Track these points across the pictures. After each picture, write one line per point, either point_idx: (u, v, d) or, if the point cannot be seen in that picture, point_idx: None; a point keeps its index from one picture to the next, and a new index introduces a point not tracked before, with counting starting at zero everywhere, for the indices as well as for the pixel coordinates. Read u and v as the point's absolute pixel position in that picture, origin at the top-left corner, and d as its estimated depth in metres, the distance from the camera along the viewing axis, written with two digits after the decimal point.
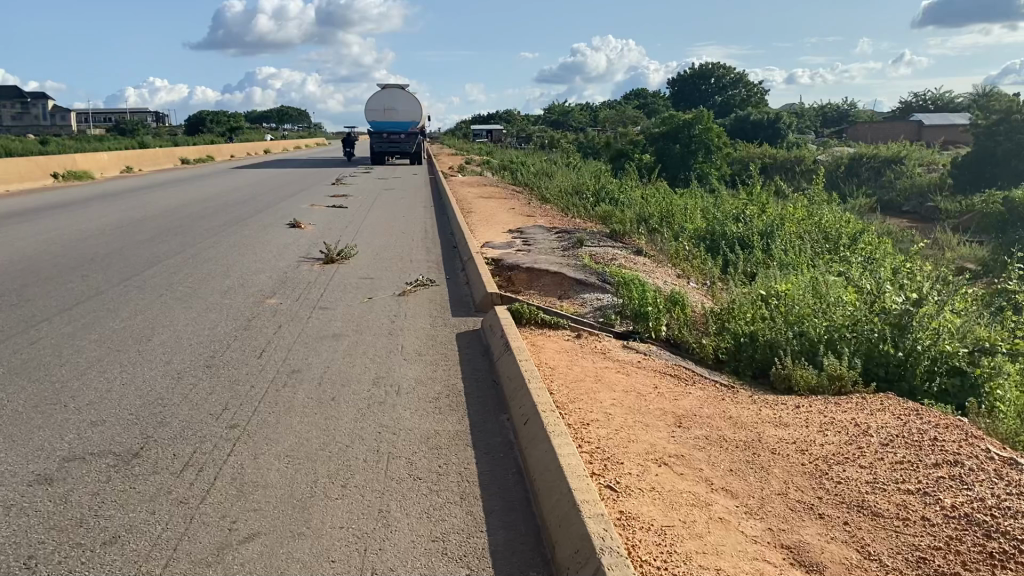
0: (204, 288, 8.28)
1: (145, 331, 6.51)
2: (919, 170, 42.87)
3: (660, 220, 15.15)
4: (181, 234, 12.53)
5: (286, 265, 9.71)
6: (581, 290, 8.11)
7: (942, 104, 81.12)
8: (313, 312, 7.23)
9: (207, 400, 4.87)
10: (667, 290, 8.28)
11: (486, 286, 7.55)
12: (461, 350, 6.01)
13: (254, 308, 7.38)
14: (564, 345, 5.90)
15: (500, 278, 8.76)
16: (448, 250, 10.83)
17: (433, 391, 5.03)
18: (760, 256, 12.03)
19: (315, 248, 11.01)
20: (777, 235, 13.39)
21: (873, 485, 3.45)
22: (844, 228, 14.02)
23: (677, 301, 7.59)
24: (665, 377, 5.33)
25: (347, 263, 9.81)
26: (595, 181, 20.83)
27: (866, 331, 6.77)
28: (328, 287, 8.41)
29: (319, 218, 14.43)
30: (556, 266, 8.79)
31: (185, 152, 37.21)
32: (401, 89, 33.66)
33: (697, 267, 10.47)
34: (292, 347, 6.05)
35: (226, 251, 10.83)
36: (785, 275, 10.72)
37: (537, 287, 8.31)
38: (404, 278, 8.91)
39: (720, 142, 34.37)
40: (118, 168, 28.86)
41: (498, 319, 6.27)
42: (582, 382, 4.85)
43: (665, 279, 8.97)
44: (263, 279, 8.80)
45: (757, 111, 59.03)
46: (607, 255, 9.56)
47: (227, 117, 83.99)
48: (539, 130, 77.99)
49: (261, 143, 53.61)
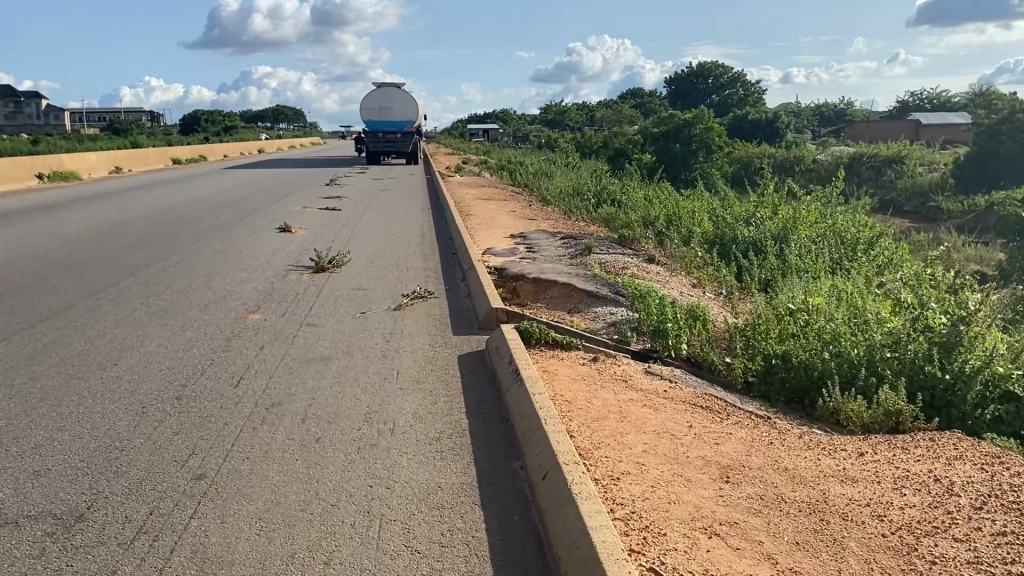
0: (183, 302, 7.62)
1: (111, 354, 5.86)
2: (920, 169, 42.46)
3: (667, 222, 14.55)
4: (165, 239, 11.85)
5: (272, 275, 9.05)
6: (592, 303, 7.48)
7: (940, 104, 80.84)
8: (299, 330, 6.58)
9: (173, 442, 4.23)
10: (686, 303, 7.64)
11: (490, 301, 6.91)
12: (464, 375, 5.38)
13: (236, 326, 6.73)
14: (580, 371, 5.26)
15: (505, 289, 8.13)
16: (447, 257, 10.19)
17: (434, 429, 4.39)
18: (775, 263, 11.42)
19: (306, 255, 10.36)
20: (791, 239, 12.79)
21: (976, 566, 2.83)
22: (860, 232, 13.41)
23: (698, 317, 6.96)
24: (698, 411, 4.69)
25: (339, 272, 9.17)
26: (596, 182, 20.19)
27: (910, 350, 6.12)
28: (317, 300, 7.76)
29: (312, 222, 13.77)
30: (565, 276, 8.16)
31: (177, 151, 36.51)
32: (396, 87, 33.02)
33: (711, 275, 9.84)
34: (274, 374, 5.40)
35: (212, 259, 10.17)
36: (805, 284, 10.10)
37: (544, 300, 7.67)
38: (400, 289, 8.27)
39: (721, 142, 33.87)
40: (107, 168, 28.15)
41: (505, 340, 5.62)
42: (606, 421, 4.21)
43: (681, 290, 8.33)
44: (247, 291, 8.15)
45: (755, 111, 58.57)
46: (617, 263, 8.93)
47: (221, 117, 83.09)
48: (535, 129, 77.40)
49: (254, 143, 52.74)
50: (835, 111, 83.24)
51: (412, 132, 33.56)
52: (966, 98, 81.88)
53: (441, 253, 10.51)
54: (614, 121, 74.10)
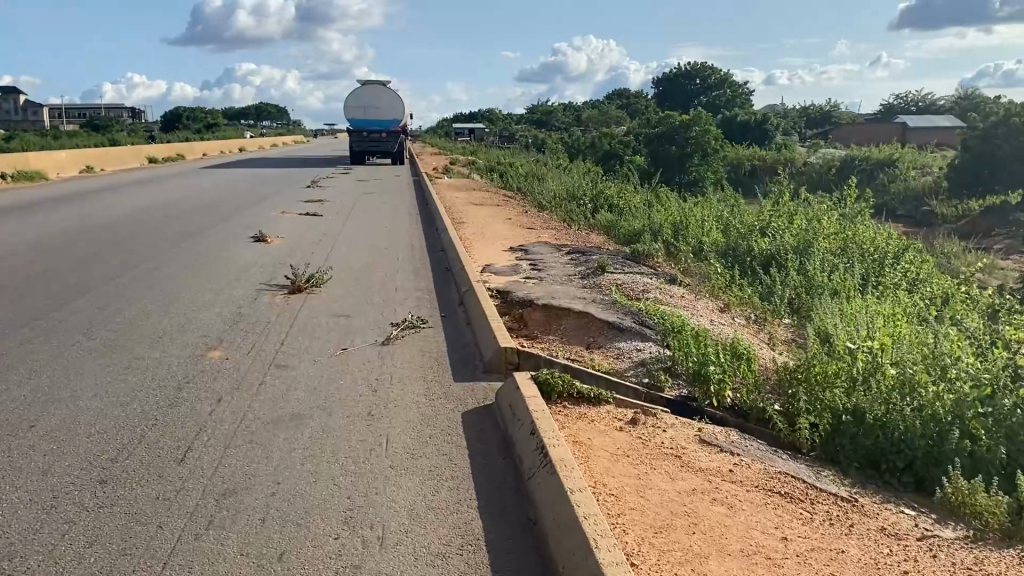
0: (132, 333, 6.48)
1: (31, 411, 4.72)
2: (914, 174, 41.69)
3: (674, 230, 13.47)
4: (126, 249, 10.68)
5: (241, 297, 7.89)
6: (614, 336, 6.39)
7: (925, 107, 80.29)
8: (269, 376, 5.47)
9: (82, 561, 3.10)
10: (723, 338, 6.58)
11: (498, 339, 5.81)
12: (471, 444, 4.28)
13: (191, 369, 5.60)
14: (620, 441, 4.19)
15: (509, 316, 7.03)
16: (440, 275, 9.09)
17: (438, 540, 3.28)
18: (799, 281, 10.42)
19: (282, 272, 9.22)
20: (813, 252, 11.78)
21: None
22: (885, 245, 12.42)
23: (743, 359, 5.91)
24: (783, 508, 3.63)
25: (318, 294, 8.04)
26: (592, 186, 19.10)
27: (1007, 403, 5.06)
28: (291, 331, 6.63)
29: (291, 230, 12.61)
30: (579, 302, 7.08)
31: (153, 149, 35.14)
32: (382, 85, 31.89)
33: (740, 296, 8.78)
34: (231, 443, 4.28)
35: (174, 275, 9.03)
36: (839, 309, 9.08)
37: (558, 332, 6.56)
38: (387, 317, 7.15)
39: (716, 144, 33.19)
40: (78, 167, 26.78)
41: (522, 397, 4.51)
42: (674, 534, 3.15)
43: (712, 319, 7.28)
44: (210, 319, 7.00)
45: (745, 112, 57.80)
46: (636, 285, 7.86)
47: (203, 115, 81.43)
48: (522, 130, 76.40)
49: (235, 142, 51.20)
50: (821, 112, 82.54)
51: (397, 131, 32.37)
52: (955, 100, 81.33)
53: (433, 269, 9.40)
54: (601, 122, 73.21)
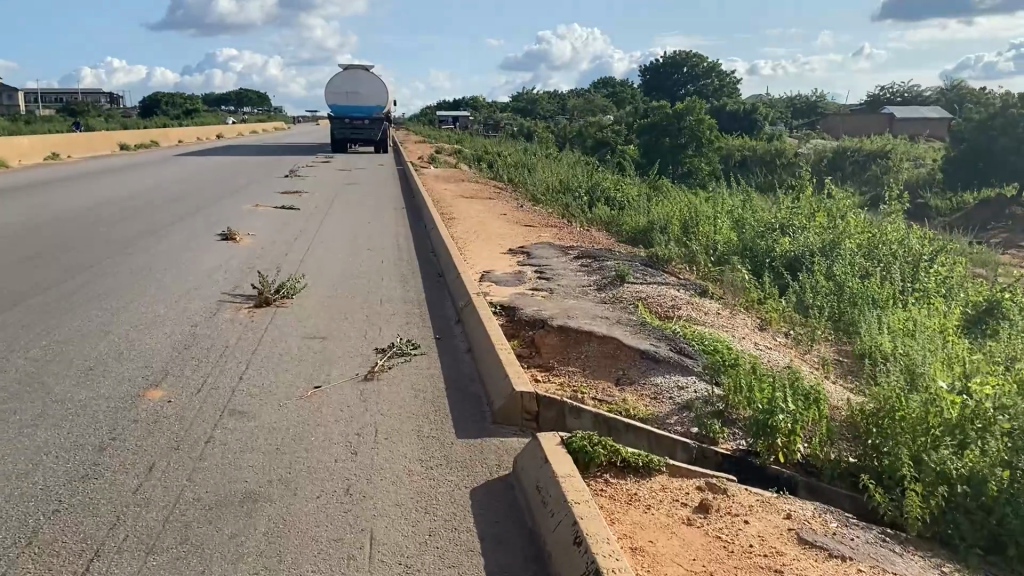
0: (57, 365, 5.26)
1: None
2: (907, 164, 40.84)
3: (683, 227, 12.35)
4: (74, 250, 9.43)
5: (197, 313, 6.69)
6: (650, 367, 5.25)
7: (912, 98, 79.85)
8: (219, 429, 4.28)
9: None
10: (780, 370, 5.47)
11: (510, 378, 4.66)
12: (487, 549, 3.12)
13: (121, 419, 4.40)
14: (694, 546, 3.07)
15: (517, 340, 5.86)
16: (432, 284, 7.93)
17: None
18: (832, 290, 9.33)
19: (248, 279, 8.01)
20: (842, 253, 10.65)
21: None
22: (917, 246, 11.31)
23: (813, 402, 4.84)
24: None
25: (289, 308, 6.85)
26: (587, 178, 17.97)
27: None
28: (253, 361, 5.44)
29: (263, 228, 11.38)
30: (601, 322, 5.94)
31: (125, 136, 33.60)
32: (365, 71, 30.58)
33: (778, 310, 7.67)
34: (154, 549, 3.09)
35: (124, 284, 7.80)
36: (888, 326, 7.98)
37: (578, 362, 5.41)
38: (371, 340, 5.97)
39: (711, 134, 32.20)
40: (42, 155, 25.25)
41: (552, 475, 3.37)
42: None
43: (757, 344, 6.18)
44: (156, 345, 5.79)
45: (733, 101, 56.85)
46: (664, 299, 6.74)
47: (181, 101, 79.49)
48: (507, 118, 75.03)
49: (212, 129, 49.59)
50: (808, 103, 81.72)
51: (380, 118, 31.05)
52: (942, 92, 80.78)
53: (424, 277, 8.25)
54: (588, 111, 72.11)
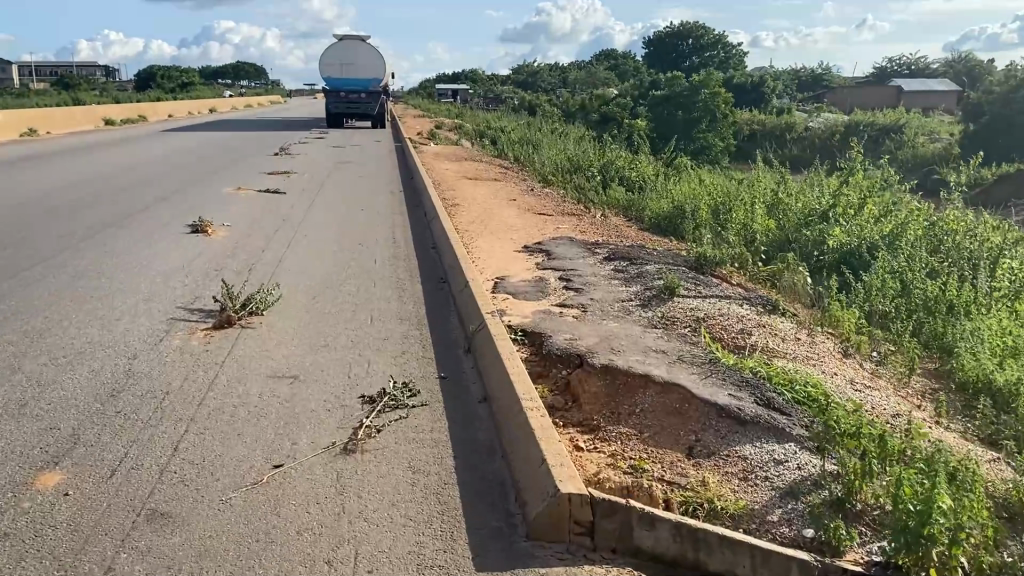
0: None
1: None
2: (923, 137, 39.36)
3: (715, 212, 10.94)
4: (15, 249, 8.03)
5: (139, 338, 5.30)
6: (735, 432, 3.86)
7: (920, 70, 78.10)
8: (123, 554, 2.88)
9: None
10: (903, 433, 4.09)
11: (551, 464, 3.27)
12: None
13: None
14: None
15: (547, 385, 4.47)
16: (434, 295, 6.54)
17: None
18: (905, 294, 7.91)
19: (213, 288, 6.62)
20: (903, 245, 9.25)
21: None
22: (985, 235, 9.88)
23: (967, 491, 3.45)
24: None
25: (257, 331, 5.47)
26: (600, 156, 16.48)
27: None
28: (196, 418, 4.05)
29: (240, 217, 9.96)
30: (658, 360, 4.55)
31: (111, 109, 31.92)
32: (361, 41, 28.95)
33: (858, 325, 6.26)
34: None
35: (60, 293, 6.40)
36: (987, 342, 6.57)
37: (633, 420, 4.02)
38: (359, 381, 4.60)
39: (725, 108, 30.74)
40: (18, 130, 23.66)
41: None
42: None
43: (855, 384, 4.79)
44: (75, 390, 4.41)
45: (741, 74, 55.12)
46: (731, 320, 5.33)
47: (178, 74, 77.79)
48: (508, 91, 73.37)
49: (204, 102, 47.91)
50: (815, 75, 80.03)
51: (378, 91, 29.46)
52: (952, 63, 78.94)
53: (423, 285, 6.84)
54: (590, 85, 70.48)
